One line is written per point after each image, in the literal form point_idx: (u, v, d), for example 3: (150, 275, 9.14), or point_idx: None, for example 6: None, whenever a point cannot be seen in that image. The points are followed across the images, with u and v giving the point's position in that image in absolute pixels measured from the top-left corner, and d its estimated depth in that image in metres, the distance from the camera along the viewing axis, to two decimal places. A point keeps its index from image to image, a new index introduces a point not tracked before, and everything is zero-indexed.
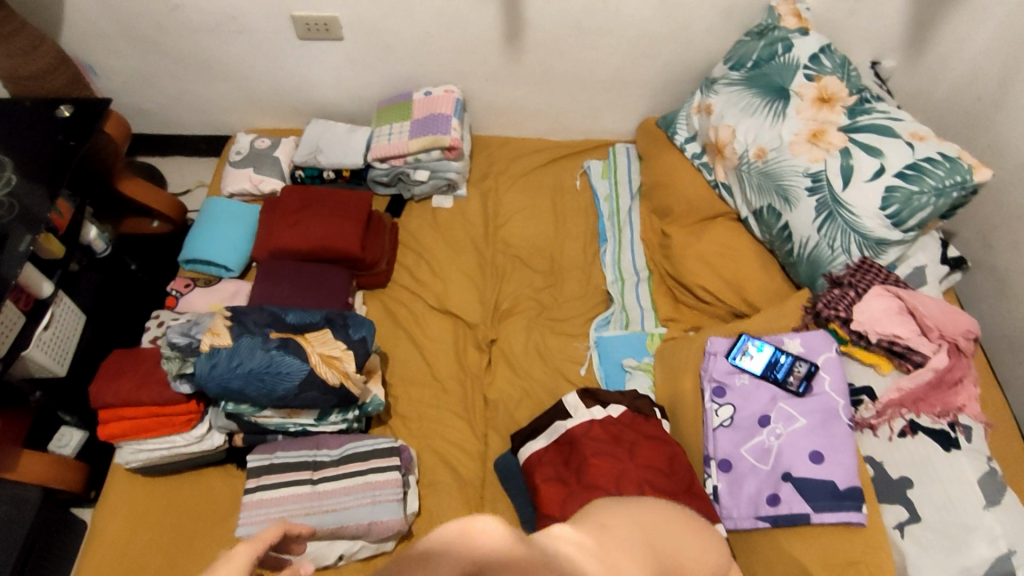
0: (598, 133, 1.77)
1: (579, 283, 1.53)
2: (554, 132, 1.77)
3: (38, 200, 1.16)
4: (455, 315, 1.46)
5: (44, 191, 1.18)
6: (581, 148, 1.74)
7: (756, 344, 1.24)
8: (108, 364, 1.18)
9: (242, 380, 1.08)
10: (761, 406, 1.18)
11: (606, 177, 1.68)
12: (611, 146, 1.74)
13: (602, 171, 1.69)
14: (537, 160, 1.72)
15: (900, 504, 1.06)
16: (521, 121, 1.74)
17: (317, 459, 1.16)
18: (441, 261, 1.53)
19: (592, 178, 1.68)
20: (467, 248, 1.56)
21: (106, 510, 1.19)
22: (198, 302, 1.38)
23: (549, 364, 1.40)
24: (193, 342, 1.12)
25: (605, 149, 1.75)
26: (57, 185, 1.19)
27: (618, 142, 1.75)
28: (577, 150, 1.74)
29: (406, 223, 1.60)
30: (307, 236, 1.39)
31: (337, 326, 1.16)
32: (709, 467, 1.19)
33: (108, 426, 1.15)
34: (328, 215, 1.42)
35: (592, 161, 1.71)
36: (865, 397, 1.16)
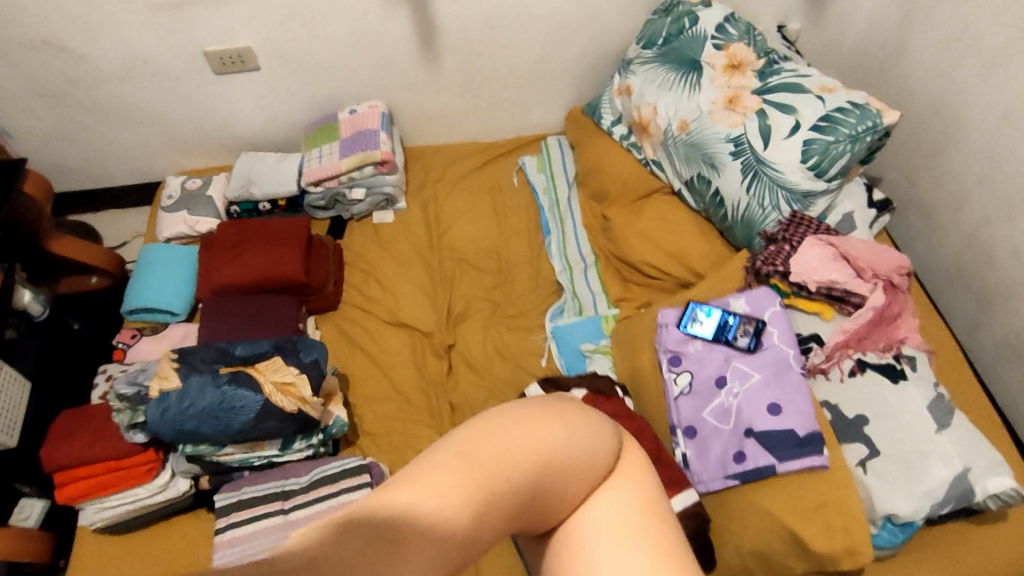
0: (528, 128, 1.79)
1: (528, 278, 1.54)
2: (485, 134, 1.79)
3: None
4: (410, 326, 1.46)
5: None
6: (513, 145, 1.76)
7: (705, 309, 1.27)
8: (57, 427, 1.15)
9: (196, 420, 1.06)
10: (717, 368, 1.20)
11: (541, 171, 1.69)
12: (543, 140, 1.76)
13: (537, 165, 1.70)
14: (472, 164, 1.73)
15: (859, 442, 1.09)
16: (451, 127, 1.76)
17: (285, 488, 1.14)
18: (390, 275, 1.53)
19: (528, 173, 1.69)
20: (414, 258, 1.57)
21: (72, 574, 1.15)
22: (147, 351, 1.37)
23: (509, 360, 1.41)
24: (141, 390, 1.09)
25: (537, 143, 1.77)
26: None
27: (549, 135, 1.78)
28: (510, 149, 1.76)
29: (349, 243, 1.60)
30: (249, 269, 1.38)
31: (288, 352, 1.15)
32: (676, 435, 1.20)
33: (65, 489, 1.12)
34: (267, 245, 1.41)
35: (526, 156, 1.72)
36: (813, 344, 1.20)
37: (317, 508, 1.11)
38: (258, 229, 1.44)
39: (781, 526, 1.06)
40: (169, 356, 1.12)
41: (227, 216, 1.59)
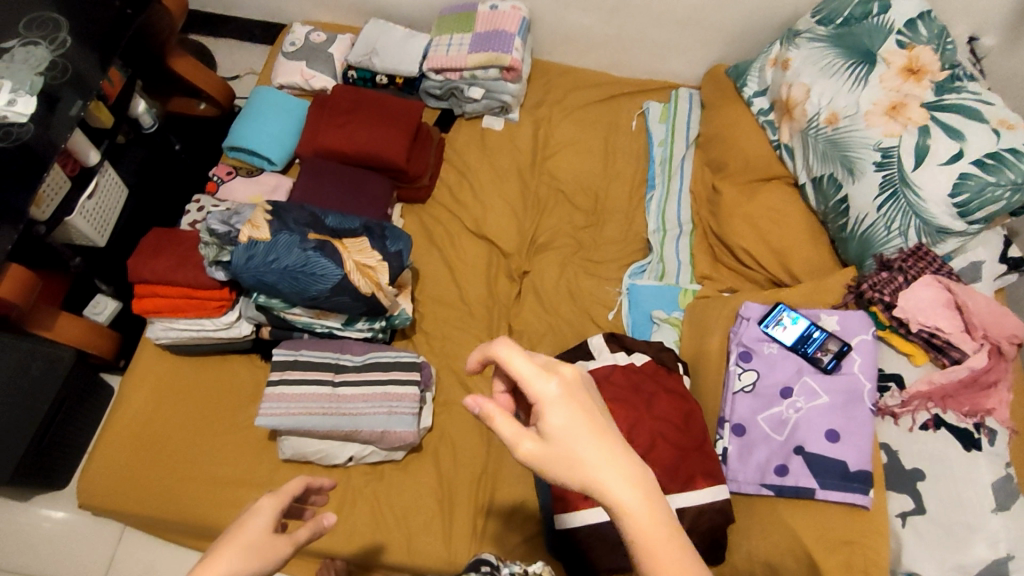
0: (663, 74, 1.70)
1: (619, 228, 1.50)
2: (617, 67, 1.70)
3: (90, 66, 1.16)
4: (490, 242, 1.45)
5: (96, 58, 1.17)
6: (642, 87, 1.67)
7: (792, 315, 1.22)
8: (147, 241, 1.19)
9: (275, 275, 1.08)
10: (786, 377, 1.17)
11: (665, 122, 1.61)
12: (674, 90, 1.66)
13: (661, 115, 1.62)
14: (595, 96, 1.65)
15: (907, 495, 1.06)
16: (585, 50, 1.67)
17: (340, 362, 1.17)
18: (484, 185, 1.50)
19: (649, 121, 1.61)
20: (512, 175, 1.53)
21: (132, 382, 1.25)
22: (238, 192, 1.38)
23: (578, 304, 1.39)
24: (232, 232, 1.12)
25: (667, 92, 1.68)
26: (108, 53, 1.18)
27: (682, 86, 1.68)
28: (638, 90, 1.67)
29: (452, 141, 1.56)
30: (354, 142, 1.37)
31: (374, 235, 1.15)
32: (722, 428, 1.19)
33: (142, 300, 1.18)
34: (375, 121, 1.39)
35: (652, 102, 1.64)
36: (892, 384, 1.15)
37: (364, 392, 1.14)
38: (369, 103, 1.41)
39: (799, 548, 1.05)
40: (264, 206, 1.15)
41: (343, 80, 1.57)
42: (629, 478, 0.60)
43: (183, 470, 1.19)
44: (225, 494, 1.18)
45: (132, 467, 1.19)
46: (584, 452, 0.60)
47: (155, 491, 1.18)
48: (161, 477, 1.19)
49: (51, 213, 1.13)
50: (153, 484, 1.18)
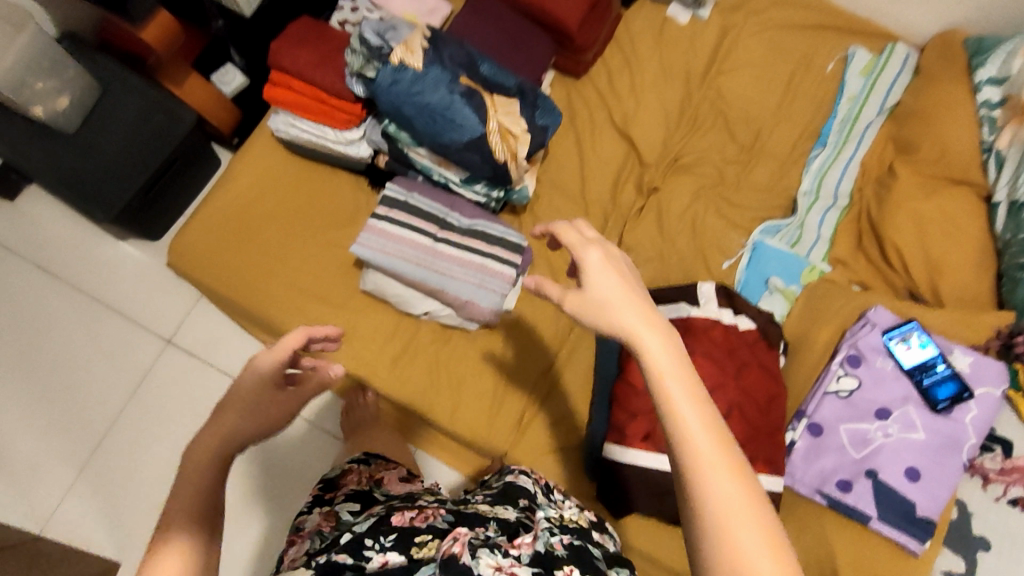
0: (886, 20, 1.46)
1: (770, 177, 1.36)
2: None
3: None
4: (631, 143, 1.33)
5: None
6: (857, 27, 1.45)
7: (921, 338, 1.11)
8: (291, 30, 1.12)
9: (415, 110, 1.01)
10: (887, 398, 1.09)
11: (866, 76, 1.40)
12: (892, 42, 1.43)
13: (864, 67, 1.40)
14: (800, 21, 1.44)
15: (961, 557, 1.02)
16: None
17: (446, 219, 1.12)
18: (646, 80, 1.36)
19: (848, 69, 1.41)
20: (678, 79, 1.38)
21: (242, 164, 1.24)
22: (393, 2, 1.26)
23: (696, 240, 1.30)
24: (383, 48, 1.02)
25: (883, 41, 1.45)
26: None
27: (902, 41, 1.44)
28: (850, 30, 1.45)
29: (628, 21, 1.41)
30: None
31: (527, 101, 1.05)
32: (797, 421, 1.12)
33: (274, 89, 1.13)
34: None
35: (859, 49, 1.41)
36: (997, 448, 1.06)
37: (462, 257, 1.10)
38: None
39: (829, 562, 1.03)
40: (422, 30, 1.05)
41: None
42: (659, 333, 0.57)
43: (268, 266, 1.21)
44: (301, 302, 1.19)
45: (223, 246, 1.21)
46: (621, 305, 0.59)
47: (239, 276, 1.20)
48: (248, 265, 1.20)
49: None
50: (238, 269, 1.20)
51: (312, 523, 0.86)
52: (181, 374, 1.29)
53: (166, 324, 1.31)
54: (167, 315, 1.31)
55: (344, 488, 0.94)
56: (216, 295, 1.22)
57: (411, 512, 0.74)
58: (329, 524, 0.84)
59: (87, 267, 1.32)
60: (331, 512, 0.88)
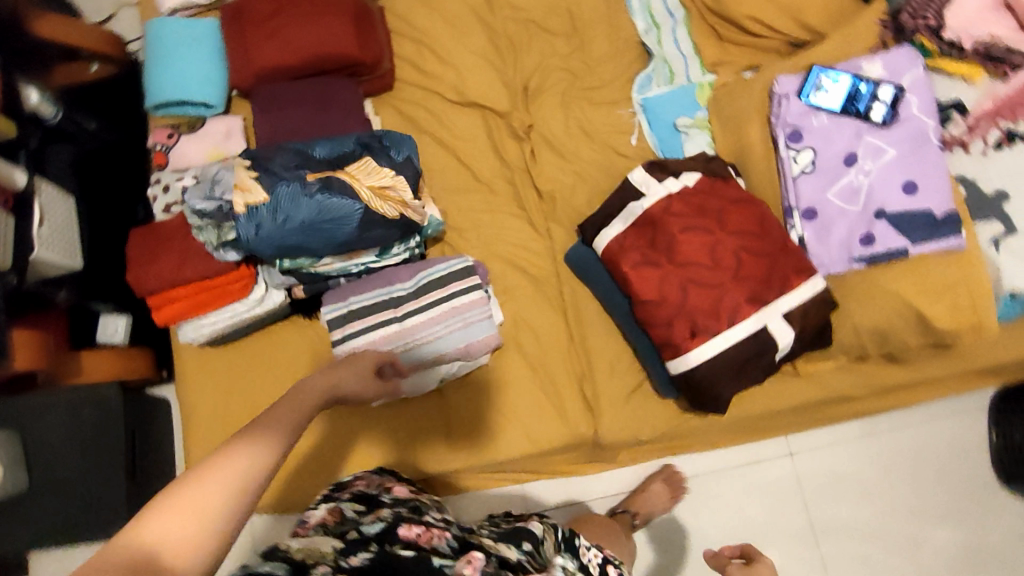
0: None
1: (607, 40, 1.33)
2: None
3: None
4: (479, 106, 1.29)
5: None
6: None
7: (831, 75, 1.12)
8: (131, 250, 1.04)
9: (297, 236, 0.95)
10: (846, 144, 1.09)
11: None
12: None
13: None
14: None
15: (996, 220, 1.04)
16: None
17: (394, 295, 1.08)
18: (447, 45, 1.31)
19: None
20: (471, 22, 1.32)
21: (189, 391, 1.17)
22: (193, 154, 1.20)
23: (595, 140, 1.28)
24: (223, 206, 0.96)
25: None
26: None
27: None
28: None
29: (391, 7, 1.34)
30: (292, 49, 1.15)
31: (376, 151, 1.00)
32: (792, 218, 1.13)
33: (161, 311, 1.04)
34: (304, 17, 1.16)
35: None
36: (954, 113, 1.07)
37: (433, 315, 1.06)
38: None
39: (904, 305, 1.05)
40: (241, 162, 0.97)
41: None
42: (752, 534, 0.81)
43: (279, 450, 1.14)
44: None
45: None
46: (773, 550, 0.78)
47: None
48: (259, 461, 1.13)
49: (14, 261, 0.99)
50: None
51: (317, 515, 0.85)
52: None
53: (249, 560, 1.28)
54: None
55: (351, 489, 0.93)
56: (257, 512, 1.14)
57: (421, 526, 0.81)
58: (335, 518, 0.84)
59: None
60: (335, 503, 0.87)
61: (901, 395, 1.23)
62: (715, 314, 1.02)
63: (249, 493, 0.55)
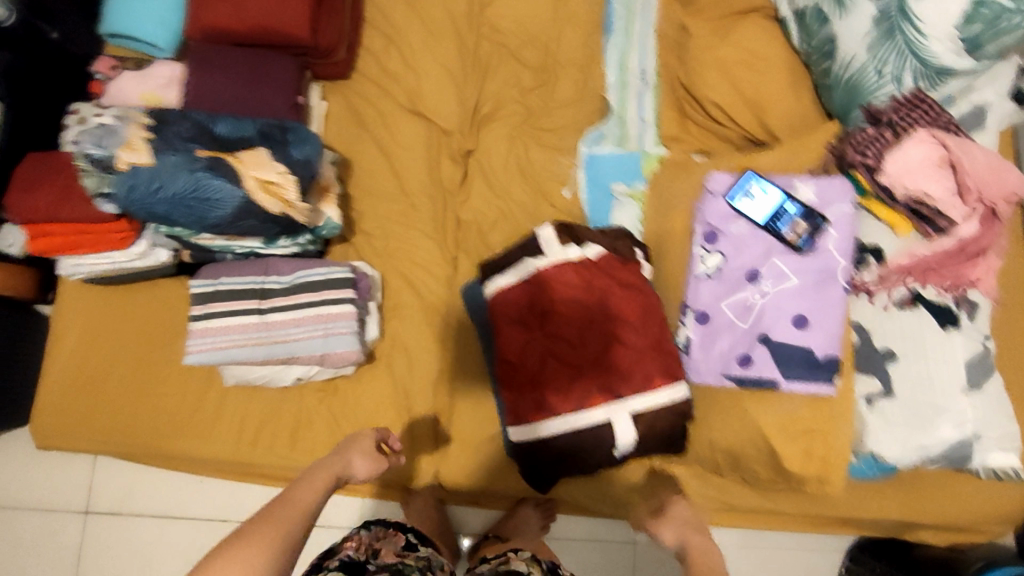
0: None
1: (575, 85, 1.29)
2: None
3: None
4: (427, 119, 1.27)
5: None
6: None
7: (763, 185, 1.08)
8: (21, 172, 1.04)
9: (167, 206, 0.95)
10: (753, 259, 1.06)
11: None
12: None
13: None
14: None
15: (875, 376, 1.01)
16: None
17: (265, 286, 1.08)
18: (415, 48, 1.29)
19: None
20: (446, 31, 1.30)
21: (60, 322, 1.20)
22: (129, 91, 1.20)
23: (530, 182, 1.25)
24: (109, 157, 0.96)
25: None
26: None
27: None
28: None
29: None
30: (245, 15, 1.14)
31: (275, 143, 0.99)
32: (685, 316, 1.10)
33: (35, 241, 1.06)
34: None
35: None
36: (870, 258, 1.04)
37: (295, 316, 1.06)
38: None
39: (761, 437, 1.03)
40: (140, 120, 0.98)
41: None
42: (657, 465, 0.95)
43: (136, 395, 1.18)
44: (174, 426, 1.18)
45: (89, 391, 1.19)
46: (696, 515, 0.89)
47: (110, 416, 1.18)
48: (116, 398, 1.18)
49: None
50: (110, 405, 1.18)
51: None
52: (114, 533, 1.27)
53: (77, 497, 1.28)
54: (75, 488, 1.28)
55: (340, 553, 0.87)
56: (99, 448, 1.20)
57: None
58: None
59: None
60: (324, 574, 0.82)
61: (755, 519, 1.20)
62: (562, 392, 1.01)
63: (307, 512, 0.72)
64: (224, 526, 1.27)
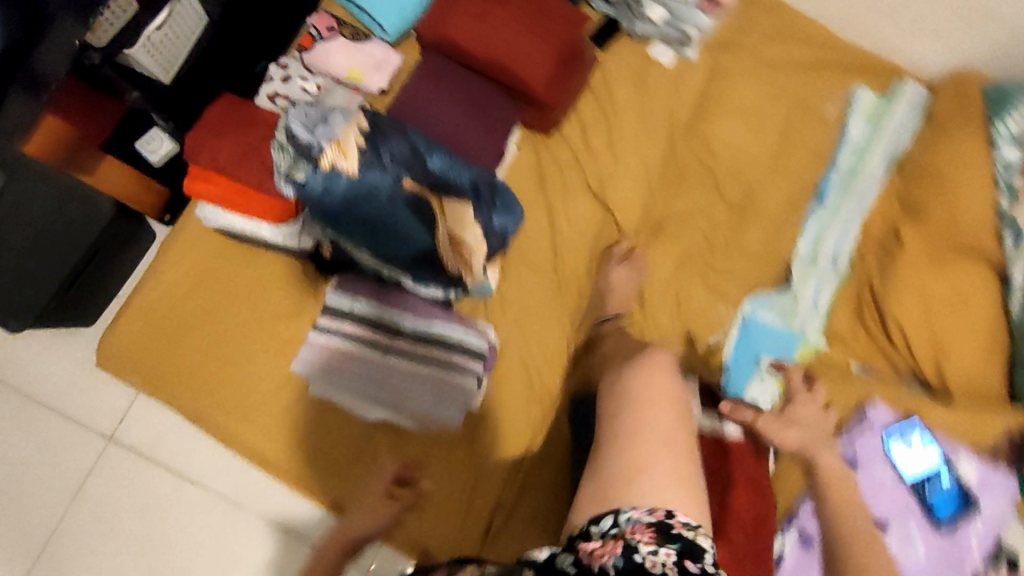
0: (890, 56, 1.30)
1: (763, 239, 1.22)
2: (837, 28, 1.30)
3: None
4: (608, 210, 1.20)
5: None
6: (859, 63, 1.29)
7: (924, 439, 1.02)
8: (214, 113, 0.97)
9: (354, 224, 0.88)
10: (887, 510, 1.00)
11: (868, 119, 1.26)
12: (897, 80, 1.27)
13: (869, 112, 1.26)
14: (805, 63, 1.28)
15: None
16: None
17: (399, 325, 1.05)
18: (626, 137, 1.22)
19: (850, 113, 1.26)
20: (661, 133, 1.23)
21: (172, 256, 1.12)
22: (336, 60, 1.13)
23: (681, 316, 1.17)
24: (313, 146, 0.88)
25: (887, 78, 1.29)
26: None
27: (909, 77, 1.28)
28: (857, 68, 1.29)
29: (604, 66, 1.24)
30: (499, 37, 1.08)
31: (481, 204, 0.94)
32: (790, 530, 1.03)
33: (194, 183, 0.98)
34: (530, 23, 1.10)
35: (863, 90, 1.27)
36: (1005, 561, 0.97)
37: (417, 369, 1.04)
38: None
39: None
40: (355, 122, 0.91)
41: None
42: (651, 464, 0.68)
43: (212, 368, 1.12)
44: (237, 411, 1.08)
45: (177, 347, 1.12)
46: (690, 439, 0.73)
47: (195, 377, 1.10)
48: (203, 359, 1.10)
49: (106, 43, 0.96)
50: (194, 364, 1.10)
51: None
52: (123, 475, 1.19)
53: (105, 421, 1.20)
54: (106, 413, 1.21)
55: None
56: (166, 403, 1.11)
57: None
58: None
59: (22, 364, 1.22)
60: None
61: None
62: None
63: None
64: (232, 518, 1.19)
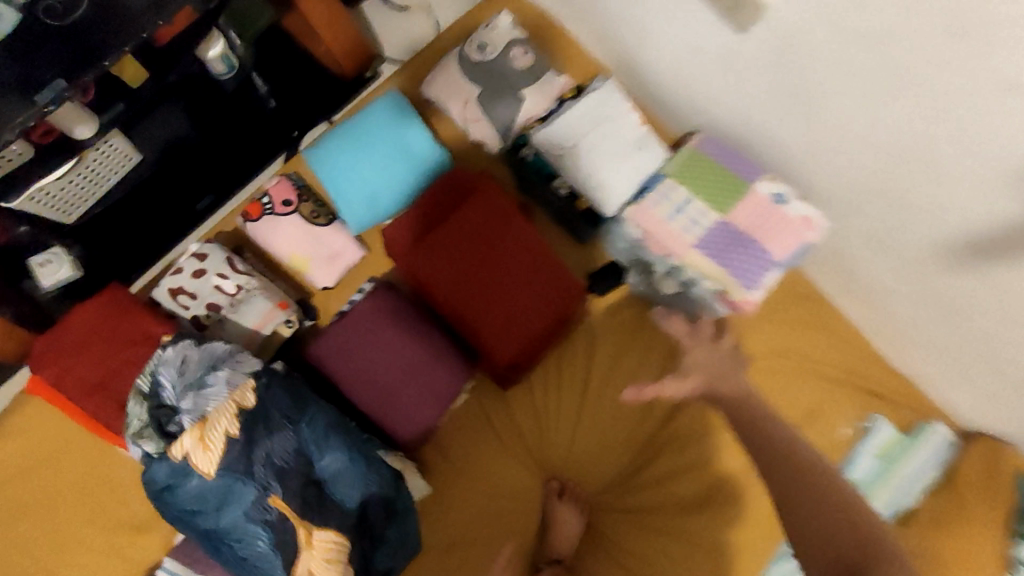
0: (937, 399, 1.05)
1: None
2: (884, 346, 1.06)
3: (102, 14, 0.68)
4: (545, 495, 0.98)
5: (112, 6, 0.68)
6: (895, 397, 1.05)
7: None
8: (83, 314, 0.78)
9: (198, 532, 0.71)
10: None
11: (882, 461, 1.03)
12: (928, 431, 1.03)
13: (882, 457, 1.03)
14: (829, 371, 1.05)
15: None
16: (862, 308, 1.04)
17: None
18: (592, 417, 1.00)
19: (862, 448, 1.03)
20: (629, 425, 1.00)
21: (36, 418, 0.99)
22: (281, 241, 0.95)
23: None
24: (171, 419, 0.70)
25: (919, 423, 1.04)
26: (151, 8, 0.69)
27: (945, 431, 1.03)
28: (890, 395, 1.05)
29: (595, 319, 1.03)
30: (460, 282, 0.91)
31: (369, 530, 0.75)
32: None
33: (39, 387, 0.80)
34: (505, 274, 0.92)
35: (886, 429, 1.03)
36: None
37: None
38: (518, 241, 0.93)
39: None
40: (237, 400, 0.70)
41: (514, 150, 1.01)
42: None
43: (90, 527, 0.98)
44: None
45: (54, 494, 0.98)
46: None
47: (46, 553, 0.96)
48: (61, 534, 0.97)
49: None
50: (54, 535, 0.97)
51: None
52: None
53: None
54: None
55: None
56: (12, 574, 0.96)
57: None
58: None
59: None
60: None
61: None
62: None
63: None
64: None
